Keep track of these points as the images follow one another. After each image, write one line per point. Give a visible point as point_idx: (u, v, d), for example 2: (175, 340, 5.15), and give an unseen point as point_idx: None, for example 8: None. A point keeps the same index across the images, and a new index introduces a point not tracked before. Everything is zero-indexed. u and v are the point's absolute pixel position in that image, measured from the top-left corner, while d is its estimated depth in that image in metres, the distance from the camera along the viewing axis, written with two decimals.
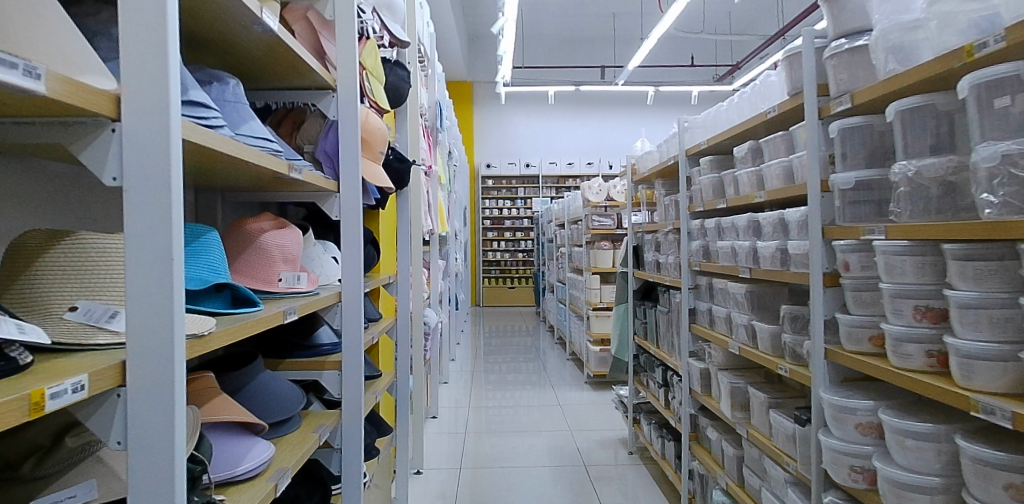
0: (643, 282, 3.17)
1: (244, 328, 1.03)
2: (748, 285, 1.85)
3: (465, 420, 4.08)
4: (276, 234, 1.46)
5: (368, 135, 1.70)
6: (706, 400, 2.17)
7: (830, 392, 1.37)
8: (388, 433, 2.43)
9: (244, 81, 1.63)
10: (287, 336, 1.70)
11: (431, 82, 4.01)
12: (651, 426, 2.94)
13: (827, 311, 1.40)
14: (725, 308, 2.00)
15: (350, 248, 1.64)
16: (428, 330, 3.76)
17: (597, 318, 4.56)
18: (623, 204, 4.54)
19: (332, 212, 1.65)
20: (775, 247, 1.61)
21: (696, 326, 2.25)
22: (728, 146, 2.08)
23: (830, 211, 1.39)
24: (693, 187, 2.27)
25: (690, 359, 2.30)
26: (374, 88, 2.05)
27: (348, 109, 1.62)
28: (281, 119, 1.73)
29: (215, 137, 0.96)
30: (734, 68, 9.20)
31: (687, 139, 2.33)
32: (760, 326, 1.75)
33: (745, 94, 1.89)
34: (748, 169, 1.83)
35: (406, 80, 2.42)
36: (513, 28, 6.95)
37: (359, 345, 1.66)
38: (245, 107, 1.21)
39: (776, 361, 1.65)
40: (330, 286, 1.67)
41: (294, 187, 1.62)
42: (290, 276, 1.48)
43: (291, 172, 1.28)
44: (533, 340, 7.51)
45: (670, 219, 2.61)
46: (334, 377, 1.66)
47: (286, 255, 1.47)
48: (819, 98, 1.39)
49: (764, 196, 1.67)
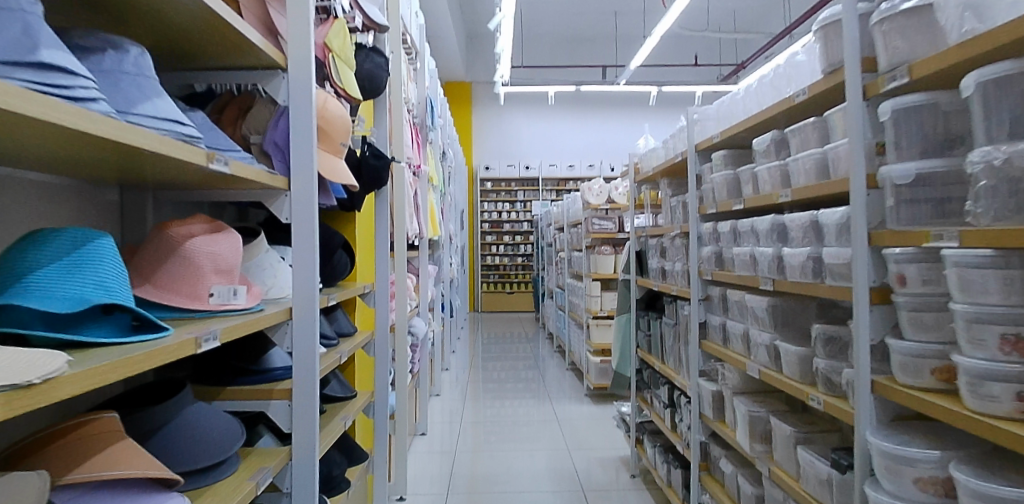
0: (647, 291, 2.93)
1: (125, 366, 0.77)
2: (770, 299, 1.60)
3: (456, 437, 3.82)
4: (208, 240, 1.22)
5: (325, 123, 1.45)
6: (719, 428, 1.91)
7: (879, 435, 1.11)
8: (361, 461, 2.18)
9: (177, 60, 1.38)
10: (230, 359, 1.47)
11: (421, 77, 3.78)
12: (655, 449, 2.68)
13: (875, 336, 1.15)
14: (742, 324, 1.75)
15: (303, 256, 1.40)
16: (416, 341, 3.51)
17: (597, 327, 4.30)
18: (625, 206, 4.29)
19: (281, 214, 1.40)
20: (807, 255, 1.35)
21: (708, 343, 1.99)
22: (744, 139, 1.83)
23: (879, 212, 1.14)
24: (703, 186, 2.02)
25: (701, 380, 2.04)
26: (343, 74, 1.80)
27: (300, 92, 1.38)
28: (226, 105, 1.48)
29: (95, 118, 0.72)
30: (739, 68, 8.96)
31: (697, 133, 2.08)
32: (786, 347, 1.49)
33: (766, 78, 1.64)
34: (770, 164, 1.57)
35: (384, 68, 2.18)
36: (512, 24, 6.73)
37: (313, 371, 1.40)
38: (151, 80, 0.97)
39: (807, 390, 1.40)
40: (280, 301, 1.42)
41: (236, 184, 1.37)
42: (224, 290, 1.23)
43: (212, 162, 1.02)
44: (532, 348, 7.25)
45: (678, 222, 2.36)
46: (283, 407, 1.40)
47: (218, 266, 1.23)
48: (864, 75, 1.14)
49: (791, 195, 1.42)
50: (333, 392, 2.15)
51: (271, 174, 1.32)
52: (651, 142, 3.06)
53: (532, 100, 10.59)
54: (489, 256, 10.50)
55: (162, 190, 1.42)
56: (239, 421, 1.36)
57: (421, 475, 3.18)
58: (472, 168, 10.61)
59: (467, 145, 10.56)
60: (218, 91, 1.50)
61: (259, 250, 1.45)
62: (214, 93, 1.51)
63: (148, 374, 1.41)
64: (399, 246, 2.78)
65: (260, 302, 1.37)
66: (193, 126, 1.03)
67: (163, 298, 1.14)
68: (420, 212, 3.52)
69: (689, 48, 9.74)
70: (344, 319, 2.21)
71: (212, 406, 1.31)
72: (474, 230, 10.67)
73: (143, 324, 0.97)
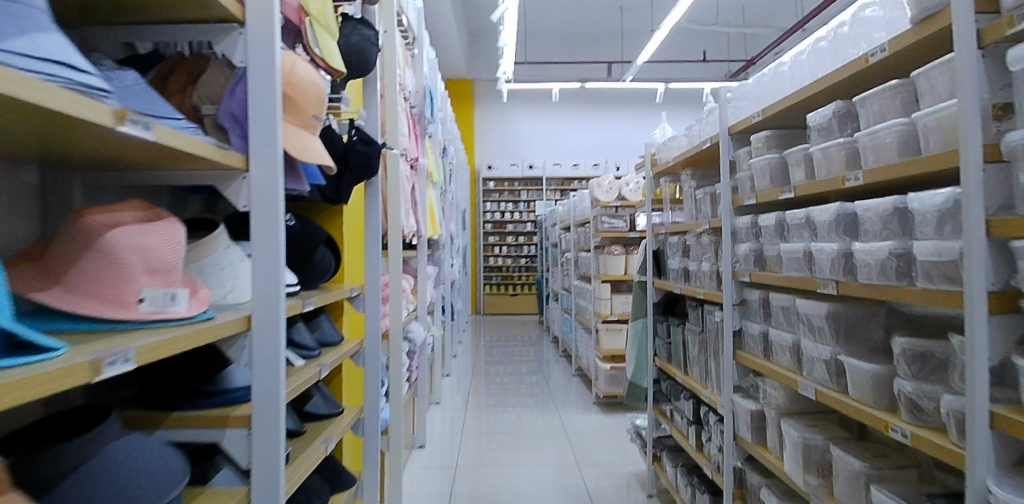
0: (665, 293, 2.68)
1: None
2: (830, 305, 1.33)
3: (456, 451, 3.54)
4: (137, 231, 0.96)
5: (293, 91, 1.19)
6: (760, 453, 1.64)
7: (1006, 486, 0.85)
8: (348, 487, 1.92)
9: (109, 15, 1.13)
10: (177, 378, 1.21)
11: (419, 63, 3.52)
12: (677, 470, 2.40)
13: (995, 355, 0.88)
14: (791, 334, 1.48)
15: (265, 252, 1.13)
16: (413, 348, 3.25)
17: (607, 332, 4.03)
18: (637, 204, 4.02)
19: (238, 201, 1.14)
20: (888, 251, 1.08)
21: (746, 355, 1.73)
22: (791, 116, 1.56)
23: (1000, 193, 0.88)
24: (738, 174, 1.76)
25: (736, 396, 1.78)
26: (323, 42, 1.54)
27: (261, 51, 1.12)
28: (173, 69, 1.23)
29: None
30: (749, 64, 8.67)
31: (730, 114, 1.82)
32: (855, 364, 1.23)
33: (827, 41, 1.38)
34: (830, 144, 1.31)
35: (373, 42, 1.92)
36: (515, 16, 6.46)
37: (277, 394, 1.13)
38: (28, 12, 0.71)
39: (886, 418, 1.13)
40: (238, 309, 1.16)
41: (181, 164, 1.11)
42: (159, 295, 0.97)
43: (120, 124, 0.76)
44: (536, 352, 6.98)
45: (704, 216, 2.09)
46: (240, 437, 1.13)
47: (152, 264, 0.97)
48: (978, 17, 0.88)
49: (864, 178, 1.16)
50: (316, 408, 1.89)
51: (222, 149, 1.06)
52: (669, 131, 2.79)
53: (535, 98, 10.33)
54: (491, 257, 10.22)
55: (95, 172, 1.16)
56: (185, 456, 1.09)
57: (418, 494, 2.92)
58: (474, 167, 10.35)
59: (469, 144, 10.30)
60: (166, 54, 1.25)
61: (215, 245, 1.20)
62: (162, 57, 1.25)
63: (76, 397, 1.16)
64: (393, 244, 2.52)
65: (210, 310, 1.11)
66: (97, 77, 0.77)
67: (76, 305, 0.88)
68: (417, 208, 3.27)
69: (697, 44, 9.45)
70: (330, 326, 1.95)
71: (148, 438, 1.05)
72: (476, 230, 10.39)
73: (23, 344, 0.71)
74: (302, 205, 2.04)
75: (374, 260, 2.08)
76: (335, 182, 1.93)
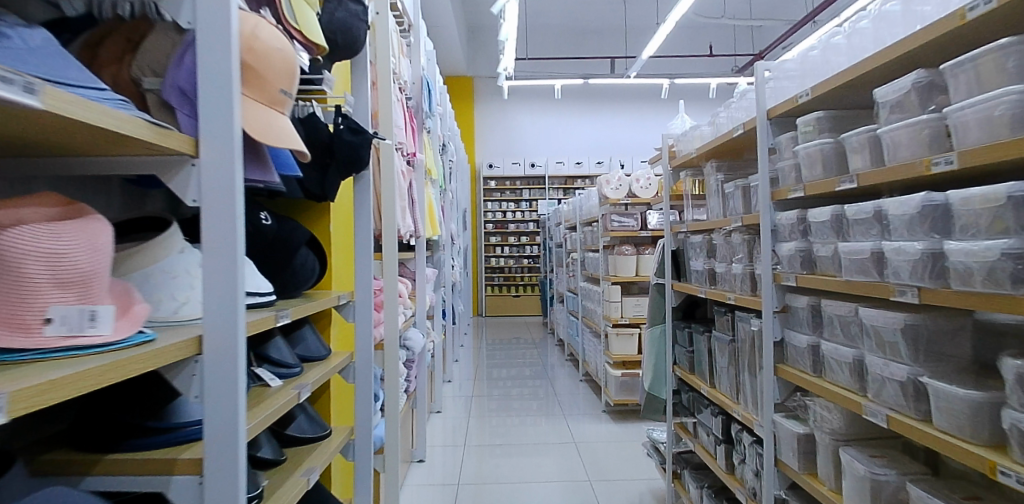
0: (686, 297, 2.46)
1: None
2: (905, 316, 1.11)
3: (458, 466, 3.31)
4: (42, 232, 0.73)
5: (256, 61, 0.97)
6: (810, 483, 1.42)
7: None
8: None
9: None
10: (115, 411, 0.98)
11: (416, 52, 3.29)
12: (701, 492, 2.16)
13: None
14: (852, 348, 1.27)
15: (218, 258, 0.91)
16: (412, 356, 3.03)
17: (617, 337, 3.81)
18: (649, 201, 3.79)
19: (186, 195, 0.91)
20: (997, 252, 0.85)
21: (791, 370, 1.50)
22: (847, 94, 1.34)
23: None
24: (780, 163, 1.54)
25: (778, 416, 1.56)
26: (301, 10, 1.32)
27: (211, 10, 0.89)
28: (108, 34, 1.01)
29: None
30: (757, 58, 8.42)
31: (769, 94, 1.59)
32: (941, 386, 1.01)
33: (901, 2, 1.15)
34: (906, 121, 1.09)
35: (362, 18, 1.70)
36: (516, 8, 6.22)
37: (236, 433, 0.90)
38: None
39: (991, 457, 0.89)
40: (187, 329, 0.93)
41: (111, 151, 0.89)
42: (74, 314, 0.74)
43: None
44: (541, 356, 6.74)
45: (734, 212, 1.87)
46: (189, 485, 0.91)
47: (65, 276, 0.74)
48: None
49: (960, 161, 0.93)
50: (300, 432, 1.66)
51: (163, 130, 0.83)
52: (689, 121, 2.57)
53: (537, 95, 10.10)
54: (493, 258, 9.99)
55: (11, 160, 0.94)
56: None
57: None
58: (475, 166, 10.13)
59: (469, 142, 10.08)
60: (102, 17, 1.03)
61: (164, 248, 0.99)
62: (97, 21, 1.03)
63: None
64: (387, 244, 2.30)
65: (151, 331, 0.88)
66: None
67: None
68: (415, 207, 3.05)
69: (703, 38, 9.20)
70: (314, 339, 1.72)
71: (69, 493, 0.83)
72: (477, 230, 10.17)
73: None
74: (284, 201, 1.82)
75: (364, 263, 1.86)
76: (320, 175, 1.71)
